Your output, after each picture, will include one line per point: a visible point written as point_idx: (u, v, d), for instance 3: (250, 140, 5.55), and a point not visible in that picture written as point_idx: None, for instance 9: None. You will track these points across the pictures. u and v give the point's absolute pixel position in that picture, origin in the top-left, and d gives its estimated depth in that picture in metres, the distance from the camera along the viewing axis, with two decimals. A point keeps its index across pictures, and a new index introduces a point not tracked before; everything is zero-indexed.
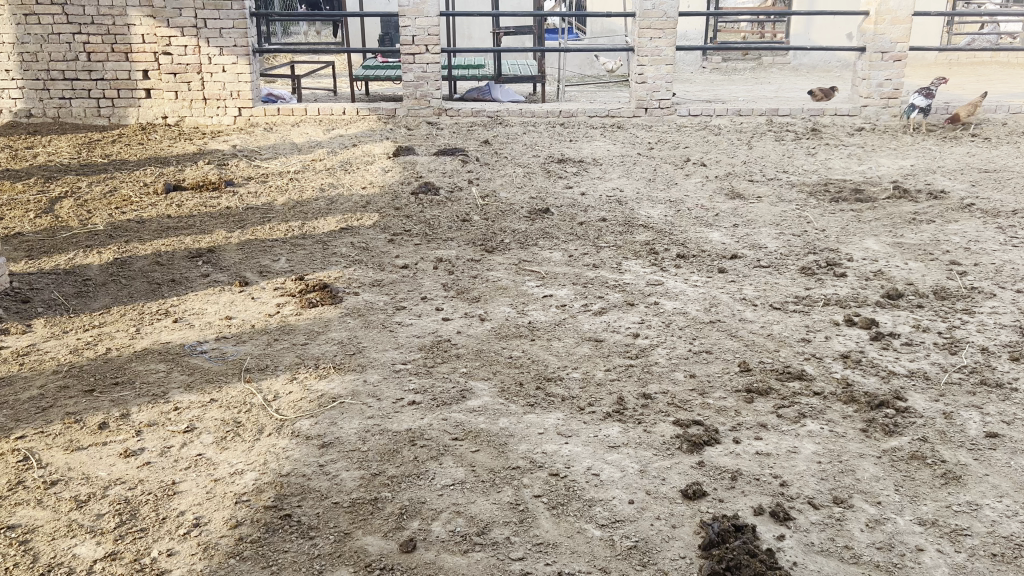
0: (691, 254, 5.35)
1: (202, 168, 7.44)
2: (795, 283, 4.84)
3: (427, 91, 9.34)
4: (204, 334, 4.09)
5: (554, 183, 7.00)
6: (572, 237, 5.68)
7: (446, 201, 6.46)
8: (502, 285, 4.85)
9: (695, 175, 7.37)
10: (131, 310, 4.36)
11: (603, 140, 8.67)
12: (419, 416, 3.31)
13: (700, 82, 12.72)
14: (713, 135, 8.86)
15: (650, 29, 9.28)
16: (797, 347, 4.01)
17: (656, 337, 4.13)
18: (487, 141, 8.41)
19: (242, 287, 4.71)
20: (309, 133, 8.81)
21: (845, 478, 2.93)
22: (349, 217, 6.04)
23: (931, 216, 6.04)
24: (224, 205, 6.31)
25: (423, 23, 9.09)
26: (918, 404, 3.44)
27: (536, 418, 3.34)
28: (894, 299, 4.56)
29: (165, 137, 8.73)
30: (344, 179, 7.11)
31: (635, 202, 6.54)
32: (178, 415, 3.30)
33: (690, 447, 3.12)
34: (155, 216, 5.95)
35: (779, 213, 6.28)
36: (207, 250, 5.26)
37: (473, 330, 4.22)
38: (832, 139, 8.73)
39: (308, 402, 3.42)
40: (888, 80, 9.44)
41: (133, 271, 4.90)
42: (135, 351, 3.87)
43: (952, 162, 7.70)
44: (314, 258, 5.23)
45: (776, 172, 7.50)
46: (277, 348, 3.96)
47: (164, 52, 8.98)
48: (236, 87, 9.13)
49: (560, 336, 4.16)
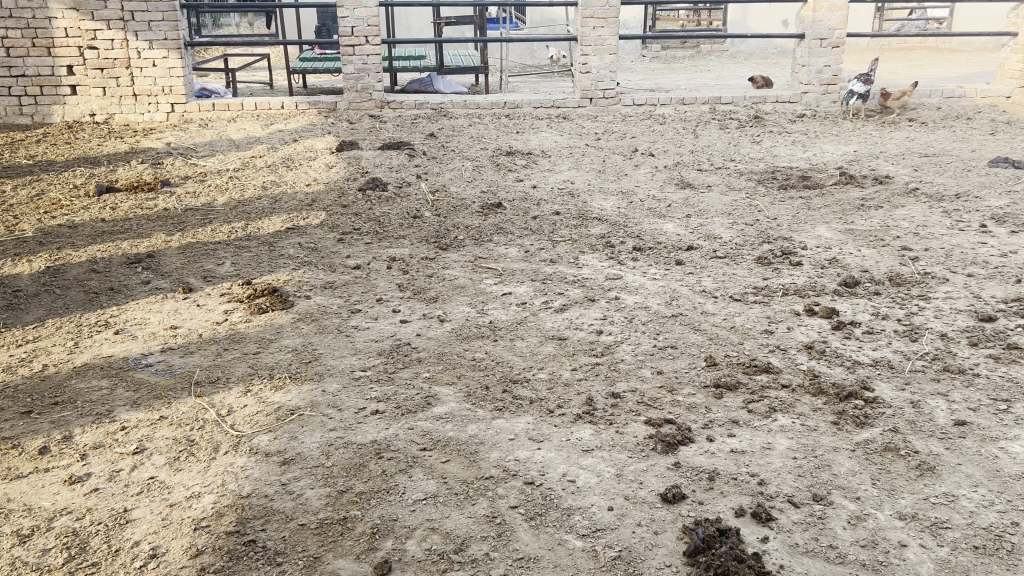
0: (647, 247, 5.30)
1: (136, 168, 7.13)
2: (753, 273, 4.82)
3: (368, 84, 9.13)
4: (148, 346, 3.88)
5: (504, 176, 6.89)
6: (526, 232, 5.58)
7: (394, 197, 6.30)
8: (458, 283, 4.72)
9: (644, 165, 7.33)
10: (67, 322, 4.11)
11: (550, 131, 8.59)
12: (384, 426, 3.18)
13: (642, 71, 12.75)
14: (658, 125, 8.85)
15: (593, 19, 9.20)
16: (761, 339, 3.98)
17: (620, 334, 4.07)
18: (432, 134, 8.24)
19: (186, 293, 4.50)
20: (246, 128, 8.52)
21: (823, 473, 2.90)
22: (295, 216, 5.84)
23: (878, 202, 6.11)
24: (161, 206, 6.04)
25: (362, 14, 8.86)
26: (886, 394, 3.43)
27: (506, 423, 3.24)
28: (851, 287, 4.58)
29: (94, 136, 8.35)
30: (286, 176, 6.88)
31: (587, 194, 6.48)
32: (125, 435, 3.10)
33: (665, 447, 3.05)
34: (88, 220, 5.67)
35: (730, 202, 6.28)
36: (146, 255, 5.02)
37: (433, 332, 4.09)
38: (775, 126, 8.80)
39: (265, 417, 3.25)
40: (827, 66, 9.53)
41: (68, 279, 4.63)
42: (75, 367, 3.64)
43: (893, 147, 7.82)
44: (261, 260, 5.03)
45: (724, 160, 7.52)
46: (227, 358, 3.77)
47: (90, 46, 8.59)
48: (167, 83, 8.78)
49: (522, 335, 4.06)
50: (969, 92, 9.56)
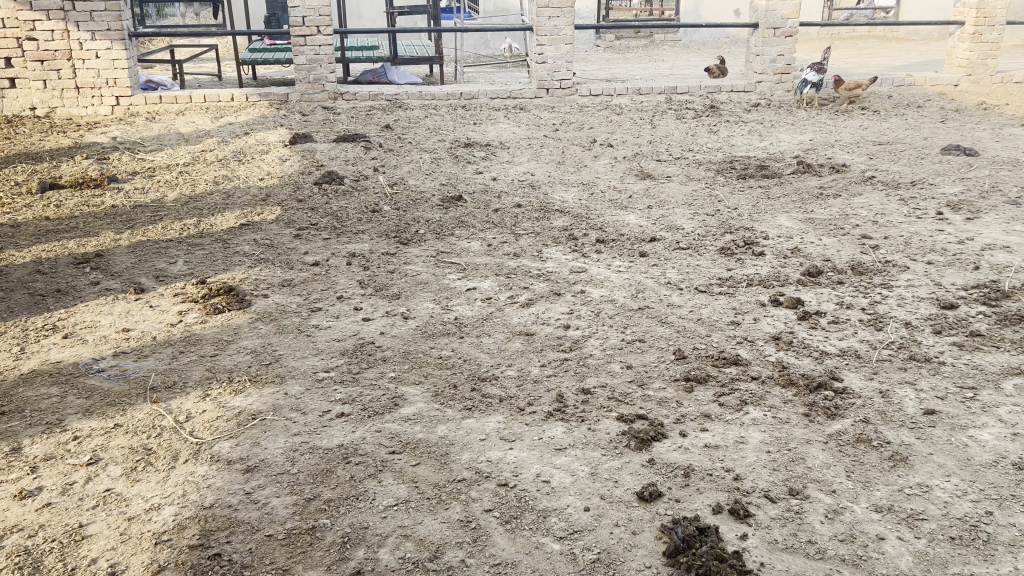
0: (610, 238, 5.26)
1: (81, 163, 6.88)
2: (717, 264, 4.81)
3: (321, 75, 8.95)
4: (100, 350, 3.72)
5: (463, 168, 6.79)
6: (488, 225, 5.51)
7: (351, 191, 6.17)
8: (421, 279, 4.63)
9: (603, 156, 7.30)
10: (11, 327, 3.92)
11: (507, 122, 8.51)
12: (350, 429, 3.09)
13: (596, 61, 12.73)
14: (616, 115, 8.82)
15: (548, 9, 9.13)
16: (729, 330, 3.97)
17: (587, 328, 4.01)
18: (388, 126, 8.11)
19: (138, 294, 4.33)
20: (196, 121, 8.29)
21: (797, 467, 2.88)
22: (250, 212, 5.68)
23: (836, 191, 6.16)
24: (108, 203, 5.83)
25: (313, 3, 8.66)
26: (855, 384, 3.44)
27: (476, 423, 3.16)
28: (814, 276, 4.59)
29: (35, 130, 8.05)
30: (239, 170, 6.70)
31: (548, 186, 6.42)
32: (77, 445, 2.96)
33: (639, 444, 3.01)
34: (31, 219, 5.44)
35: (690, 193, 6.28)
36: (94, 254, 4.83)
37: (397, 330, 4.00)
38: (731, 115, 8.83)
39: (226, 422, 3.14)
40: (781, 56, 9.59)
41: (12, 281, 4.43)
42: (22, 374, 3.47)
43: (848, 136, 7.90)
44: (215, 258, 4.87)
45: (682, 150, 7.52)
46: (183, 361, 3.63)
47: (28, 37, 8.27)
48: (112, 75, 8.50)
49: (488, 331, 3.98)
50: (918, 80, 9.71)
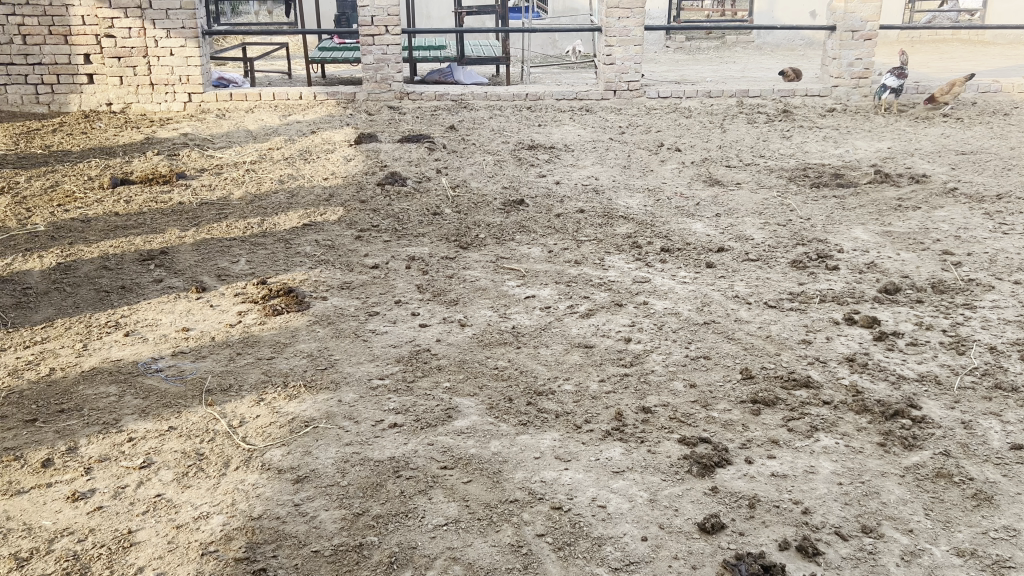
0: (676, 248, 5.11)
1: (152, 159, 6.99)
2: (787, 278, 4.62)
3: (388, 74, 8.96)
4: (159, 349, 3.73)
5: (526, 171, 6.70)
6: (549, 230, 5.40)
7: (414, 192, 6.13)
8: (480, 285, 4.55)
9: (671, 160, 7.13)
10: (76, 323, 3.97)
11: (573, 124, 8.39)
12: (402, 441, 3.02)
13: (666, 62, 12.51)
14: (684, 119, 8.62)
15: (618, 9, 8.97)
16: (799, 350, 3.79)
17: (649, 342, 3.88)
18: (452, 126, 8.06)
19: (199, 293, 4.35)
20: (264, 119, 8.37)
21: (871, 502, 2.71)
22: (312, 212, 5.68)
23: (916, 202, 5.88)
24: (176, 200, 5.90)
25: (381, 3, 8.67)
26: (934, 413, 3.24)
27: (530, 439, 3.07)
28: (891, 294, 4.36)
29: (110, 125, 8.23)
30: (304, 169, 6.72)
31: (612, 191, 6.28)
32: (132, 447, 2.95)
33: (701, 470, 2.87)
34: (101, 214, 5.53)
35: (761, 201, 6.07)
36: (159, 252, 4.87)
37: (454, 338, 3.92)
38: (804, 120, 8.55)
39: (278, 429, 3.10)
40: (859, 59, 9.26)
41: (79, 277, 4.49)
42: (82, 371, 3.49)
43: (928, 144, 7.56)
44: (276, 258, 4.87)
45: (753, 156, 7.29)
46: (240, 364, 3.62)
47: (107, 34, 8.46)
48: (185, 72, 8.65)
49: (547, 342, 3.88)
50: (1005, 87, 9.28)
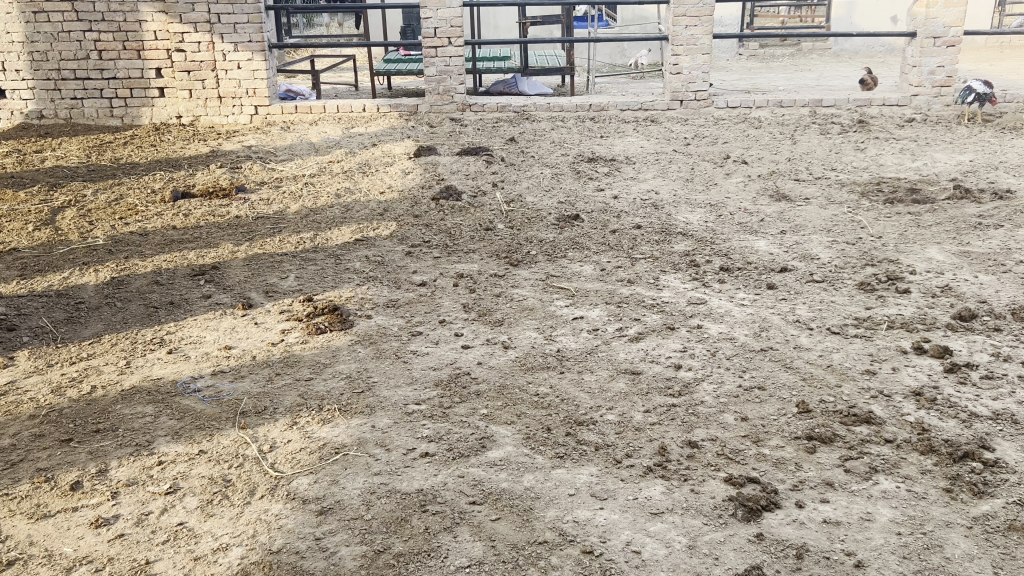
0: (735, 267, 4.89)
1: (214, 172, 7.08)
2: (853, 301, 4.36)
3: (450, 86, 8.92)
4: (200, 368, 3.72)
5: (584, 185, 6.55)
6: (604, 247, 5.25)
7: (468, 207, 6.04)
8: (528, 305, 4.42)
9: (736, 174, 6.88)
10: (122, 339, 3.99)
11: (636, 135, 8.20)
12: (432, 473, 2.91)
13: (737, 70, 12.20)
14: (753, 129, 8.35)
15: (686, 17, 8.75)
16: (862, 381, 3.54)
17: (700, 370, 3.69)
18: (513, 139, 7.96)
19: (245, 310, 4.34)
20: (327, 132, 8.43)
21: (933, 557, 2.48)
22: (365, 227, 5.65)
23: (998, 220, 5.52)
24: (233, 214, 5.95)
25: (445, 14, 8.64)
26: (1009, 456, 2.97)
27: (566, 474, 2.92)
28: (966, 320, 4.07)
29: (179, 138, 8.40)
30: (361, 182, 6.72)
31: (672, 205, 6.09)
32: (160, 472, 2.92)
33: (747, 514, 2.69)
34: (159, 227, 5.61)
35: (830, 217, 5.79)
36: (211, 267, 4.90)
37: (496, 361, 3.81)
38: (881, 131, 8.17)
39: (308, 455, 3.03)
40: (941, 67, 8.82)
41: (131, 291, 4.54)
42: (122, 390, 3.50)
43: (1015, 157, 7.12)
44: (325, 274, 4.84)
45: (824, 169, 6.99)
46: (277, 385, 3.57)
47: (177, 48, 8.64)
48: (252, 85, 8.78)
49: (592, 368, 3.73)
50: None
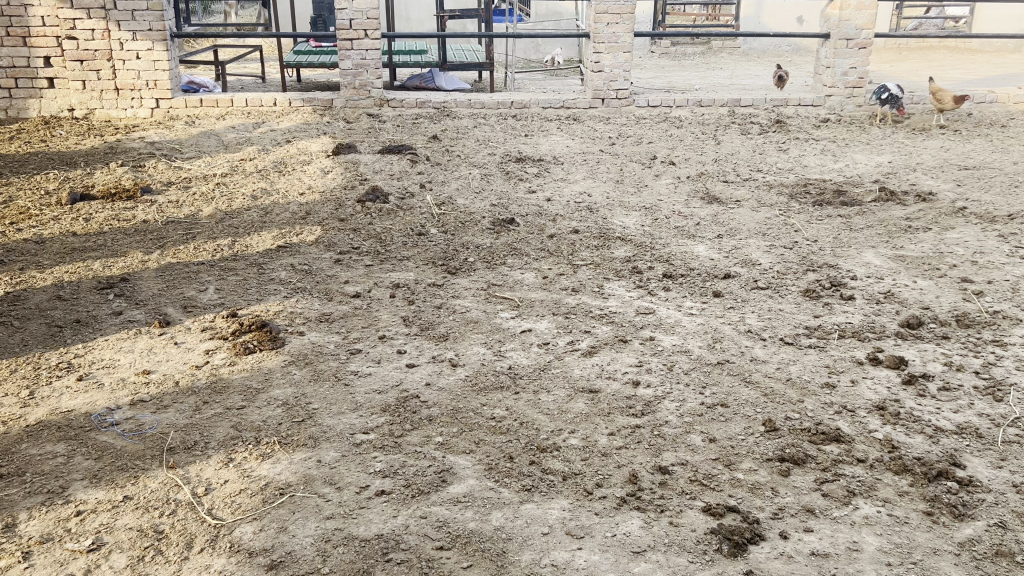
0: (678, 273, 4.78)
1: (115, 171, 6.54)
2: (801, 309, 4.30)
3: (367, 80, 8.55)
4: (116, 397, 3.33)
5: (514, 186, 6.35)
6: (543, 253, 5.06)
7: (396, 210, 5.75)
8: (471, 317, 4.19)
9: (666, 175, 6.81)
10: (22, 365, 3.56)
11: (561, 134, 8.06)
12: (392, 514, 2.66)
13: (651, 68, 12.24)
14: (676, 129, 8.33)
15: (607, 14, 8.64)
16: (824, 396, 3.47)
17: (660, 387, 3.54)
18: (436, 136, 7.69)
19: (162, 328, 3.95)
20: (237, 127, 7.95)
21: None
22: (288, 232, 5.29)
23: (926, 223, 5.60)
24: (140, 218, 5.48)
25: (361, 5, 8.27)
26: (982, 473, 2.93)
27: (537, 510, 2.72)
28: (914, 328, 4.06)
29: (72, 132, 7.77)
30: (278, 183, 6.32)
31: (607, 208, 5.95)
32: (78, 525, 2.57)
33: (732, 550, 2.55)
34: (57, 234, 5.10)
35: (763, 220, 5.77)
36: (119, 279, 4.46)
37: (445, 381, 3.56)
38: (800, 131, 8.27)
39: (250, 498, 2.73)
40: (853, 68, 8.99)
41: (29, 308, 4.08)
42: (26, 426, 3.09)
43: (929, 158, 7.31)
44: (248, 286, 4.48)
45: (751, 170, 6.99)
46: (207, 415, 3.22)
47: (68, 36, 7.99)
48: (152, 76, 8.20)
49: (548, 387, 3.53)
50: (1001, 98, 9.06)
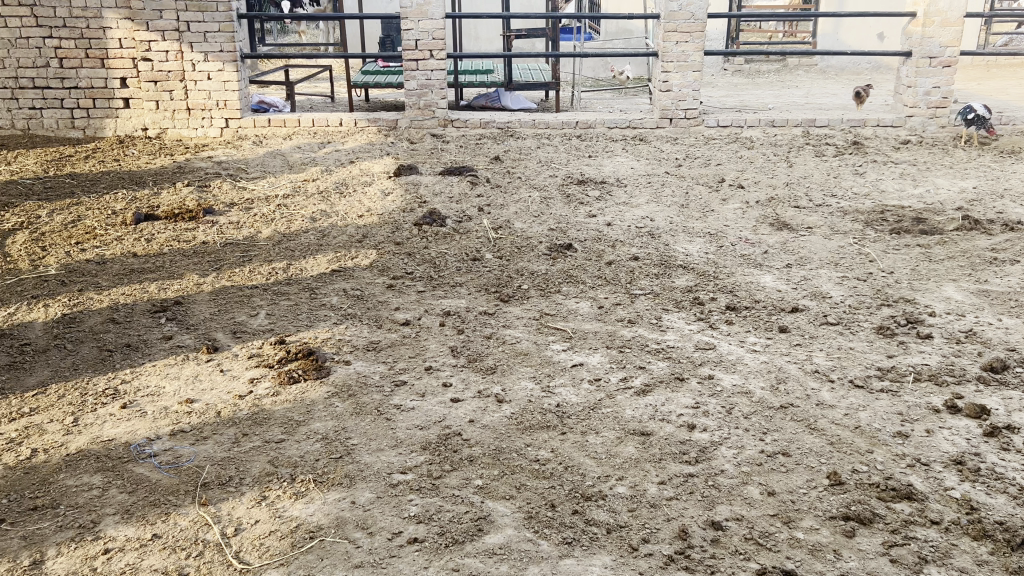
0: (742, 305, 4.56)
1: (181, 191, 6.63)
2: (873, 349, 4.03)
3: (432, 100, 8.53)
4: (157, 427, 3.30)
5: (575, 210, 6.20)
6: (601, 281, 4.90)
7: (453, 234, 5.66)
8: (521, 349, 4.05)
9: (733, 199, 6.57)
10: (70, 390, 3.57)
11: (626, 155, 7.88)
12: (423, 566, 2.54)
13: (723, 86, 11.96)
14: (746, 150, 8.06)
15: (676, 33, 8.43)
16: (896, 447, 3.22)
17: (717, 431, 3.34)
18: (498, 158, 7.60)
19: (210, 354, 3.92)
20: (302, 147, 8.00)
21: None
22: (343, 255, 5.25)
23: (1013, 255, 5.24)
24: (199, 239, 5.52)
25: (427, 26, 8.25)
26: None
27: (576, 566, 2.56)
28: (998, 372, 3.76)
29: (144, 151, 7.94)
30: (338, 204, 6.31)
31: (670, 234, 5.76)
32: (105, 564, 2.52)
33: None
34: (118, 255, 5.17)
35: (835, 248, 5.49)
36: (173, 302, 4.47)
37: (489, 418, 3.43)
38: (878, 154, 7.92)
39: (280, 541, 2.64)
40: (936, 87, 8.58)
41: (84, 331, 4.11)
42: (67, 456, 3.07)
43: (1018, 184, 6.89)
44: (299, 311, 4.44)
45: (825, 195, 6.69)
46: (245, 448, 3.16)
47: (144, 57, 8.18)
48: (222, 97, 8.34)
49: (597, 427, 3.36)
50: None
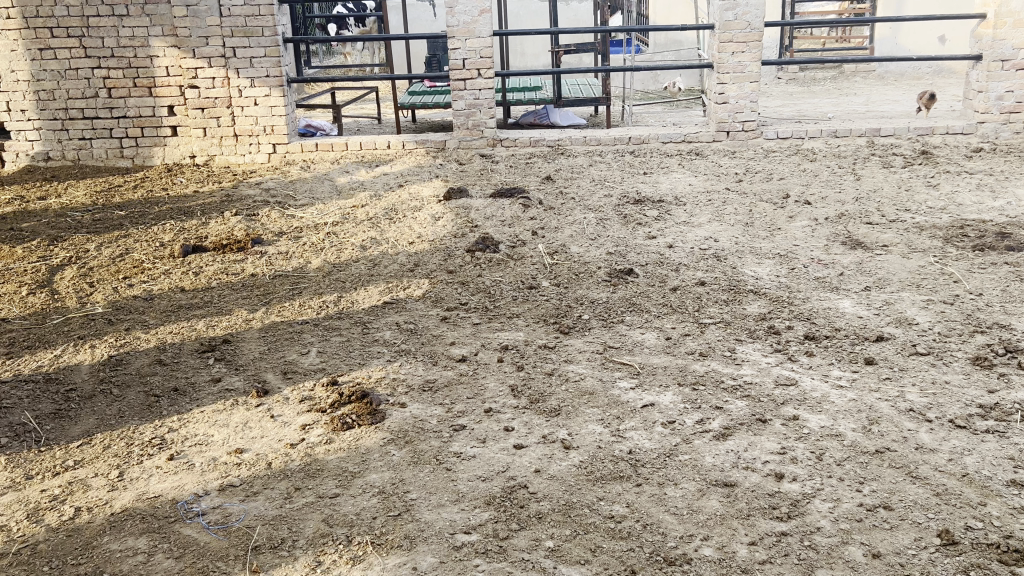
0: (822, 335, 4.24)
1: (229, 221, 6.52)
2: (972, 382, 3.70)
3: (480, 120, 8.35)
4: (205, 481, 3.11)
5: (633, 231, 5.94)
6: (666, 309, 4.63)
7: (507, 261, 5.44)
8: (587, 387, 3.80)
9: (801, 216, 6.24)
10: (116, 440, 3.41)
11: (682, 171, 7.60)
12: None
13: (778, 96, 11.60)
14: (809, 163, 7.71)
15: (732, 43, 8.12)
16: (1012, 499, 2.89)
17: (808, 481, 3.04)
18: (550, 177, 7.37)
19: (260, 398, 3.74)
20: (350, 171, 7.86)
21: None
22: (395, 286, 5.05)
23: None
24: (248, 271, 5.37)
25: (474, 44, 8.06)
26: None
27: None
28: None
29: (192, 179, 7.88)
30: (389, 231, 6.13)
31: (736, 256, 5.45)
32: None
33: None
34: (166, 290, 5.04)
35: (916, 268, 5.14)
36: (222, 340, 4.31)
37: (557, 467, 3.18)
38: (950, 163, 7.51)
39: None
40: (1010, 92, 8.14)
41: (130, 374, 3.96)
42: (112, 515, 2.90)
43: None
44: (351, 348, 4.24)
45: (898, 209, 6.32)
46: (297, 505, 2.95)
47: (191, 85, 8.13)
48: (269, 122, 8.25)
49: (676, 478, 3.09)
50: None
